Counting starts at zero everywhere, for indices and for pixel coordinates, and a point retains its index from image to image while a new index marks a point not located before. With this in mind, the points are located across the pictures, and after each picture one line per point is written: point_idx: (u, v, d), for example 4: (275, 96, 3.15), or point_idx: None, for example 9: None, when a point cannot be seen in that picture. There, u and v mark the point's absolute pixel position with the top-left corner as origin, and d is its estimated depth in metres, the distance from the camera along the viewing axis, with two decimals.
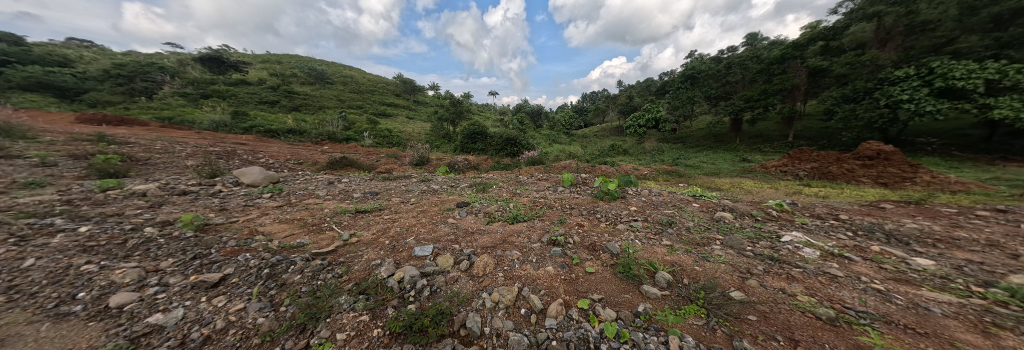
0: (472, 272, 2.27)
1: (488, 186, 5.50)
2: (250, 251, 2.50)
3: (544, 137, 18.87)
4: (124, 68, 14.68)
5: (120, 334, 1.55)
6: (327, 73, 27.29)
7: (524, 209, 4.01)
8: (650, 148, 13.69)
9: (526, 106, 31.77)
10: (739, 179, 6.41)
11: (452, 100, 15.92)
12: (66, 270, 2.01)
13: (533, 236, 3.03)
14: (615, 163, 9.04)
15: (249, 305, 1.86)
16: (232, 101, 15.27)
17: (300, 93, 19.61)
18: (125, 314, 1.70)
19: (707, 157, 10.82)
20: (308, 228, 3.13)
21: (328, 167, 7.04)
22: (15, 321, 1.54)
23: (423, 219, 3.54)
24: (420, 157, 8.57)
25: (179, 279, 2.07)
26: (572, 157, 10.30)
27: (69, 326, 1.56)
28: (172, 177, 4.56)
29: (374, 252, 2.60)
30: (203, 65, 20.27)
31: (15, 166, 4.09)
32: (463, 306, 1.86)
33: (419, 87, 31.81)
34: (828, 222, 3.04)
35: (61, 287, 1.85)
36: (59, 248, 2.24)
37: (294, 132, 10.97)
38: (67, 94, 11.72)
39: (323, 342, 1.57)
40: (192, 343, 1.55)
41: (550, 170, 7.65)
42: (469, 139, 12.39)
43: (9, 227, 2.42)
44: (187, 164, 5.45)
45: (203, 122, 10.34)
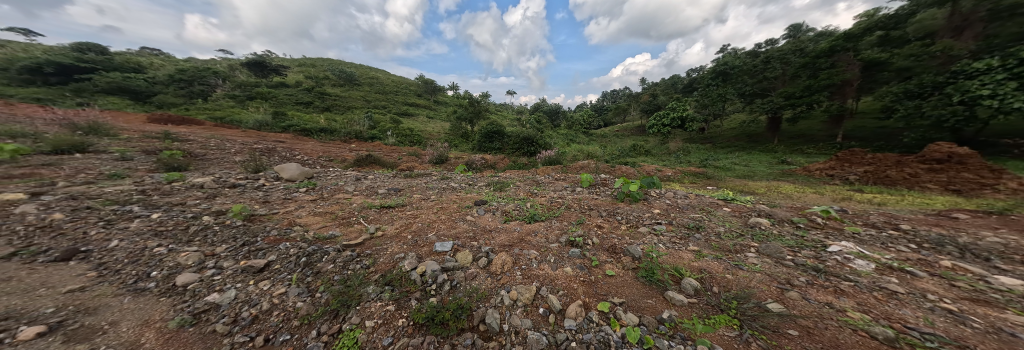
0: (491, 269, 2.30)
1: (506, 185, 5.54)
2: (290, 241, 2.72)
3: (562, 136, 18.65)
4: (185, 73, 16.49)
5: (184, 310, 1.78)
6: (355, 75, 28.81)
7: (542, 208, 4.00)
8: (674, 149, 13.04)
9: (544, 105, 31.54)
10: (776, 183, 5.94)
11: (471, 100, 16.19)
12: (143, 250, 2.32)
13: (551, 236, 3.01)
14: (637, 164, 8.71)
15: (289, 289, 2.03)
16: (272, 102, 16.61)
17: (330, 94, 20.87)
18: (188, 292, 1.93)
19: (739, 158, 10.11)
20: (339, 220, 3.34)
21: (355, 164, 7.45)
22: (104, 293, 1.82)
23: (442, 216, 3.65)
24: (440, 156, 8.81)
25: (231, 263, 2.31)
26: (591, 157, 10.07)
27: (145, 301, 1.81)
28: (223, 171, 5.06)
29: (398, 246, 2.72)
30: (248, 69, 22.24)
31: (101, 159, 4.76)
32: (482, 301, 1.90)
33: (440, 87, 32.64)
34: (885, 232, 2.73)
35: (139, 266, 2.14)
36: (138, 231, 2.59)
37: (325, 131, 11.72)
38: (140, 97, 13.38)
39: (354, 328, 1.68)
40: (243, 322, 1.72)
41: (568, 170, 7.54)
42: (487, 138, 12.52)
43: (99, 213, 2.83)
44: (235, 160, 6.01)
45: (248, 122, 11.36)
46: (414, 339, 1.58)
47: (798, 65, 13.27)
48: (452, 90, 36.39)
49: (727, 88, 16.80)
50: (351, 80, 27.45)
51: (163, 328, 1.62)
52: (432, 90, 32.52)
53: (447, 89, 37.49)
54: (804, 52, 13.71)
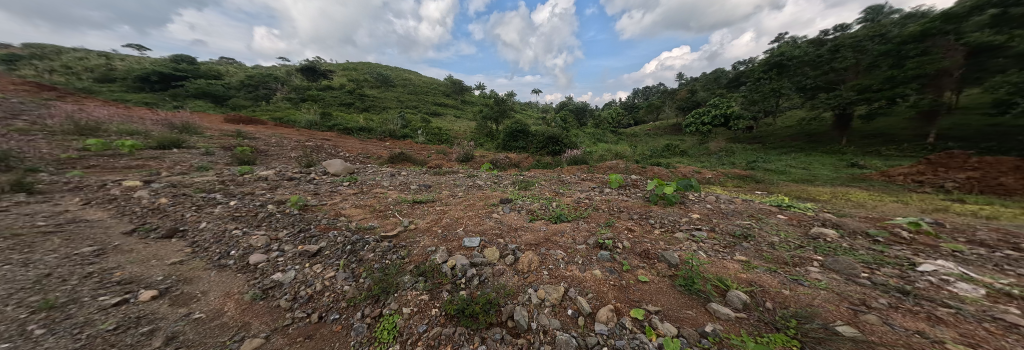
0: (518, 267, 2.32)
1: (530, 184, 5.54)
2: (337, 229, 2.99)
3: (589, 135, 18.15)
4: (253, 79, 18.82)
5: (255, 286, 2.07)
6: (391, 77, 30.65)
7: (568, 209, 3.94)
8: (716, 149, 11.99)
9: (570, 103, 30.87)
10: (841, 189, 5.20)
11: (497, 99, 16.38)
12: (225, 232, 2.73)
13: (579, 237, 2.95)
14: (671, 165, 8.15)
15: (338, 274, 2.23)
16: (321, 104, 18.33)
17: (368, 95, 22.42)
18: (258, 271, 2.24)
19: (796, 161, 8.98)
20: (377, 213, 3.59)
21: (389, 161, 7.95)
22: (197, 267, 2.21)
23: (470, 212, 3.75)
24: (466, 154, 9.05)
25: (291, 247, 2.60)
26: (619, 157, 9.65)
27: (226, 275, 2.16)
28: (282, 165, 5.73)
29: (429, 239, 2.85)
30: (300, 74, 24.76)
31: (191, 154, 5.62)
32: (510, 298, 1.92)
33: (467, 87, 33.47)
34: (1000, 253, 2.24)
35: (222, 245, 2.53)
36: (219, 215, 3.05)
37: (364, 130, 12.65)
38: (218, 100, 15.57)
39: (392, 314, 1.81)
40: (301, 301, 1.94)
41: (595, 170, 7.30)
42: (512, 137, 12.55)
43: (192, 199, 3.36)
44: (291, 155, 6.75)
45: (300, 121, 12.68)
46: (446, 329, 1.65)
47: (876, 54, 11.40)
48: (478, 89, 36.94)
49: (781, 82, 15.02)
50: (386, 82, 29.23)
51: (240, 300, 1.91)
52: (460, 90, 33.44)
53: (474, 89, 38.26)
54: (886, 37, 11.71)
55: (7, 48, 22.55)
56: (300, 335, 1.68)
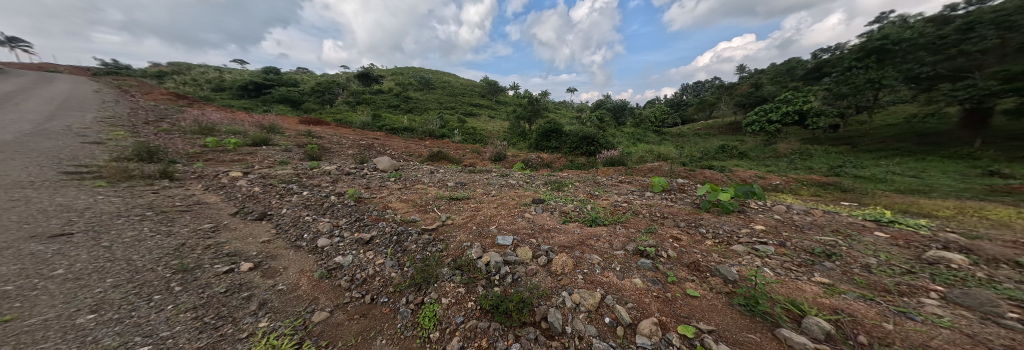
0: (552, 269, 2.29)
1: (564, 184, 5.42)
2: (385, 220, 3.26)
3: (628, 135, 17.12)
4: (320, 85, 21.60)
5: (321, 266, 2.39)
6: (432, 80, 32.57)
7: (604, 212, 3.76)
8: (784, 151, 10.37)
9: (608, 101, 29.47)
10: (969, 204, 4.08)
11: (531, 99, 16.36)
12: (299, 217, 3.21)
13: (617, 243, 2.80)
14: (727, 169, 7.23)
15: (386, 261, 2.44)
16: (372, 106, 20.28)
17: (412, 98, 24.12)
18: (323, 252, 2.58)
19: (899, 167, 7.29)
20: (418, 207, 3.85)
21: (429, 159, 8.46)
22: (280, 246, 2.65)
23: (503, 211, 3.81)
24: (499, 154, 9.22)
25: (349, 233, 2.93)
26: (662, 159, 8.93)
27: (300, 254, 2.54)
28: (342, 161, 6.47)
29: (465, 235, 2.97)
30: (356, 80, 27.67)
31: (274, 150, 6.67)
32: (544, 299, 1.90)
33: (501, 87, 34.02)
34: None
35: (297, 228, 2.98)
36: (295, 203, 3.58)
37: (408, 130, 13.67)
38: (294, 104, 18.24)
39: (433, 302, 1.92)
40: (356, 282, 2.18)
41: (634, 173, 6.84)
42: (545, 137, 12.41)
43: (277, 188, 4.01)
44: (348, 153, 7.60)
45: (355, 122, 14.21)
46: (482, 322, 1.69)
47: None
48: (512, 89, 37.18)
49: (880, 71, 12.32)
50: (427, 85, 31.13)
51: (311, 277, 2.23)
52: (495, 91, 34.13)
53: (508, 89, 38.68)
54: None
55: (156, 66, 29.31)
56: (356, 313, 1.88)
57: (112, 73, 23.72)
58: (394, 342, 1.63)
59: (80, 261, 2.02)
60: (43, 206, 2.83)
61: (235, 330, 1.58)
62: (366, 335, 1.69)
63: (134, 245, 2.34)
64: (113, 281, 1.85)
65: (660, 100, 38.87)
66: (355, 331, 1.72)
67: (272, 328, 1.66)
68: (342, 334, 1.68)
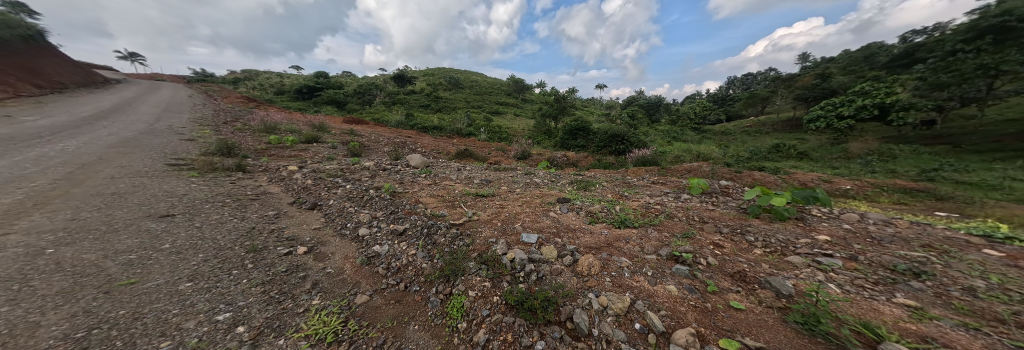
0: (577, 269, 2.25)
1: (591, 184, 5.26)
2: (417, 214, 3.44)
3: (662, 133, 16.07)
4: (360, 87, 23.39)
5: (361, 253, 2.61)
6: (460, 80, 33.48)
7: (635, 214, 3.58)
8: (855, 152, 8.95)
9: (640, 97, 27.87)
10: None
11: (557, 97, 16.08)
12: (343, 208, 3.52)
13: (648, 246, 2.66)
14: (780, 170, 6.44)
15: (417, 252, 2.57)
16: (405, 105, 21.45)
17: (441, 97, 25.04)
18: (363, 241, 2.81)
19: (1020, 172, 5.89)
20: (446, 203, 4.00)
21: (456, 156, 8.74)
22: (328, 233, 2.94)
23: (527, 209, 3.82)
24: (524, 152, 9.21)
25: (385, 224, 3.14)
26: (701, 158, 8.24)
27: (344, 242, 2.79)
28: (378, 158, 6.96)
29: (491, 231, 3.03)
30: (392, 81, 29.45)
31: (323, 147, 7.40)
32: (569, 299, 1.87)
33: (528, 85, 33.86)
34: None
35: (341, 218, 3.28)
36: (341, 195, 3.94)
37: (437, 128, 14.24)
38: (338, 105, 20.00)
39: (460, 294, 1.99)
40: (391, 271, 2.34)
41: (668, 173, 6.40)
42: (571, 135, 12.13)
43: (325, 181, 4.45)
44: (384, 150, 8.14)
45: (390, 121, 15.17)
46: (507, 317, 1.72)
47: None
48: (539, 87, 36.77)
49: None
50: (456, 85, 32.07)
51: (354, 263, 2.44)
52: (521, 89, 34.14)
53: (534, 87, 38.38)
54: None
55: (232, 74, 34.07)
56: (391, 299, 2.02)
57: (199, 80, 28.05)
58: (425, 329, 1.73)
59: (180, 238, 2.46)
60: (154, 191, 3.46)
61: (294, 305, 1.81)
62: (401, 319, 1.81)
63: (219, 226, 2.79)
64: (204, 256, 2.23)
65: (700, 95, 35.74)
66: (391, 315, 1.85)
67: (323, 305, 1.86)
68: (379, 316, 1.82)
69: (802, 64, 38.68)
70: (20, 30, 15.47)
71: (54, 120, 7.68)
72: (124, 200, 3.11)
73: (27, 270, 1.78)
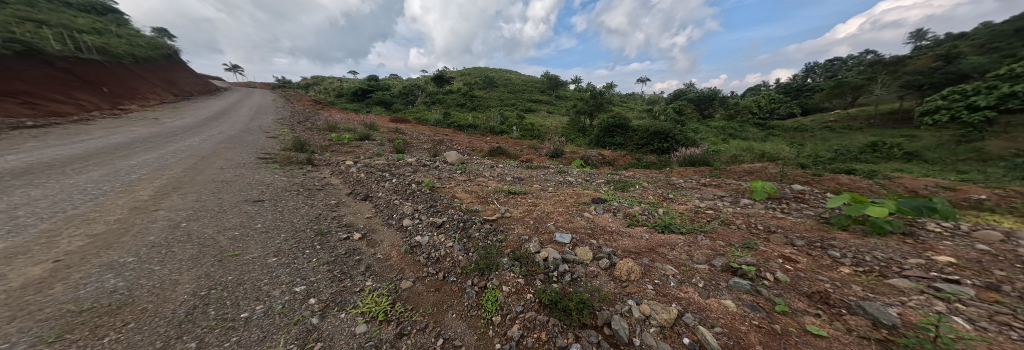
0: (615, 274, 2.15)
1: (629, 184, 4.95)
2: (453, 208, 3.59)
3: (714, 130, 14.43)
4: (404, 88, 25.23)
5: (405, 242, 2.82)
6: (495, 79, 34.02)
7: (682, 219, 3.28)
8: (992, 152, 6.96)
9: (688, 90, 25.33)
10: None
11: (594, 93, 15.43)
12: (389, 200, 3.84)
13: (698, 255, 2.42)
14: (877, 174, 5.28)
15: (453, 245, 2.69)
16: (443, 104, 22.54)
17: (477, 96, 25.70)
18: (407, 232, 3.03)
19: None
20: (480, 199, 4.10)
21: (490, 154, 8.91)
22: (377, 222, 3.23)
23: (560, 208, 3.74)
24: (557, 150, 9.04)
25: (425, 217, 3.34)
26: (764, 159, 7.20)
27: (390, 231, 3.04)
28: (419, 154, 7.44)
29: (524, 228, 3.03)
30: (432, 82, 31.11)
31: (372, 144, 8.18)
32: (606, 304, 1.79)
33: (563, 82, 33.05)
34: None
35: (387, 210, 3.57)
36: (387, 188, 4.30)
37: (472, 127, 14.70)
38: (385, 105, 21.81)
39: (494, 289, 2.03)
40: (430, 260, 2.49)
41: (722, 175, 5.71)
42: (607, 132, 11.56)
43: (374, 175, 4.89)
44: (423, 147, 8.67)
45: (429, 120, 16.11)
46: (541, 316, 1.71)
47: None
48: (574, 83, 35.58)
49: None
50: (491, 83, 32.65)
51: (399, 251, 2.66)
52: (555, 86, 33.44)
53: (569, 83, 37.27)
54: None
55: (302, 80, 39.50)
56: (431, 286, 2.15)
57: (279, 86, 33.08)
58: (462, 318, 1.80)
59: (268, 219, 2.95)
60: (249, 180, 4.20)
61: (351, 284, 2.04)
62: (440, 307, 1.92)
63: (295, 211, 3.27)
64: (285, 236, 2.64)
65: (765, 86, 31.03)
66: (431, 302, 1.97)
67: (374, 287, 2.06)
68: (421, 302, 1.95)
69: (914, 44, 31.00)
70: (162, 51, 19.96)
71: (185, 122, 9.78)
72: (228, 186, 3.82)
73: (171, 239, 2.31)
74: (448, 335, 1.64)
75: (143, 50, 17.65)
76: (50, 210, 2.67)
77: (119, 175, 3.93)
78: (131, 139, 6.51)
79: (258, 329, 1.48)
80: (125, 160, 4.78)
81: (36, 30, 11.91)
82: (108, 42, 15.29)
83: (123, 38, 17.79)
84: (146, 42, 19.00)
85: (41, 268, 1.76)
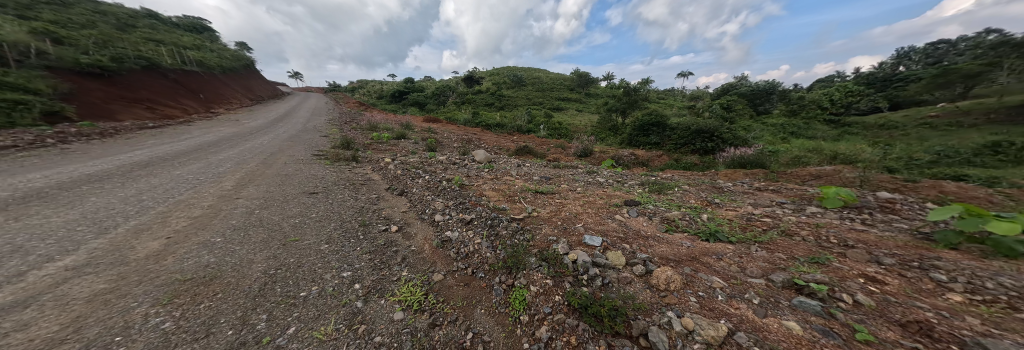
0: (652, 282, 2.01)
1: (666, 186, 4.60)
2: (481, 205, 3.65)
3: (769, 128, 12.83)
4: (437, 89, 26.37)
5: (436, 237, 2.94)
6: (524, 78, 34.00)
7: (731, 226, 2.96)
8: None
9: (737, 84, 22.84)
10: None
11: (627, 89, 14.65)
12: (422, 196, 4.05)
13: (751, 268, 2.16)
14: (1002, 182, 4.20)
15: (481, 242, 2.74)
16: (472, 104, 23.14)
17: (505, 96, 25.93)
18: (437, 227, 3.16)
19: None
20: (507, 197, 4.13)
21: (518, 153, 8.91)
22: (411, 217, 3.42)
23: (590, 209, 3.61)
24: (586, 150, 8.75)
25: (455, 213, 3.45)
26: (835, 162, 6.18)
27: (422, 226, 3.19)
28: (449, 153, 7.71)
29: (551, 228, 2.98)
30: (462, 82, 32.07)
31: (407, 142, 8.68)
32: (642, 314, 1.68)
33: (593, 79, 31.94)
34: None
35: (419, 205, 3.76)
36: (420, 184, 4.53)
37: (500, 126, 14.88)
38: (420, 106, 23.02)
39: (522, 288, 2.02)
40: (460, 256, 2.56)
41: (780, 178, 5.04)
42: (641, 131, 10.90)
43: (408, 172, 5.18)
44: (453, 146, 8.98)
45: (459, 120, 16.65)
46: (570, 320, 1.65)
47: None
48: (606, 80, 34.13)
49: None
50: (520, 83, 32.69)
51: (431, 244, 2.78)
52: (586, 83, 32.42)
53: (601, 80, 35.81)
54: None
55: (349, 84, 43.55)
56: (461, 281, 2.21)
57: (330, 90, 36.82)
58: (491, 314, 1.83)
59: (321, 209, 3.29)
60: (306, 174, 4.71)
61: (389, 273, 2.18)
62: (469, 302, 1.96)
63: (342, 203, 3.60)
64: (335, 225, 2.92)
65: (838, 77, 26.64)
66: (461, 295, 2.02)
67: (409, 277, 2.17)
68: (451, 295, 2.01)
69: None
70: (243, 62, 23.46)
71: (259, 122, 11.38)
72: (289, 179, 4.33)
73: (249, 223, 2.70)
74: (478, 330, 1.66)
75: (229, 61, 20.90)
76: (166, 195, 3.30)
77: (212, 168, 4.69)
78: (218, 138, 7.69)
79: (314, 307, 1.66)
80: (214, 155, 5.68)
81: (155, 48, 14.72)
82: (204, 56, 18.38)
83: (214, 51, 21.22)
84: (231, 55, 22.44)
85: (158, 243, 2.17)
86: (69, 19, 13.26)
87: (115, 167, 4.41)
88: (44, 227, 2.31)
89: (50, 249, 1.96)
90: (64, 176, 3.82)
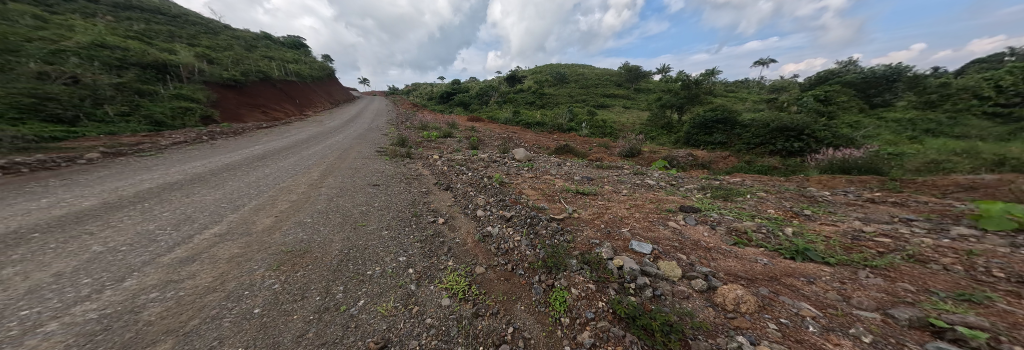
0: (716, 300, 1.77)
1: (733, 193, 3.99)
2: (521, 204, 3.67)
3: (883, 124, 10.12)
4: (481, 90, 27.35)
5: (477, 232, 3.05)
6: (567, 75, 33.03)
7: (826, 245, 2.42)
8: None
9: (839, 70, 18.44)
10: None
11: (685, 82, 13.11)
12: (465, 192, 4.25)
13: (857, 298, 1.73)
14: None
15: (521, 240, 2.75)
16: (514, 103, 23.42)
17: (547, 94, 25.57)
18: (478, 222, 3.27)
19: None
20: (547, 197, 4.06)
21: (559, 152, 8.70)
22: (455, 211, 3.61)
23: (638, 213, 3.34)
24: (634, 149, 8.13)
25: (494, 209, 3.53)
26: (999, 169, 4.56)
27: (465, 220, 3.34)
28: (491, 151, 7.94)
29: (594, 231, 2.84)
30: (505, 82, 32.62)
31: (453, 140, 9.22)
32: (704, 334, 1.48)
33: (645, 73, 29.34)
34: None
35: (461, 200, 3.95)
36: (464, 180, 4.77)
37: (541, 125, 14.74)
38: (464, 107, 24.13)
39: (563, 289, 1.97)
40: (500, 251, 2.61)
41: (903, 190, 3.93)
42: (702, 129, 9.67)
43: (454, 169, 5.49)
44: (494, 144, 9.22)
45: (501, 119, 17.03)
46: (616, 329, 1.55)
47: None
48: (660, 73, 31.02)
49: None
50: (563, 80, 31.82)
51: (473, 238, 2.90)
52: (636, 78, 29.96)
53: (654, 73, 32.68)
54: None
55: None
56: (501, 275, 2.26)
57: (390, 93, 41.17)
58: (531, 312, 1.82)
59: (382, 199, 3.71)
60: (371, 168, 5.37)
61: (437, 262, 2.34)
62: (509, 296, 1.99)
63: (398, 195, 4.00)
64: (392, 214, 3.26)
65: (1011, 56, 19.37)
66: (502, 290, 2.06)
67: (454, 267, 2.30)
68: (492, 288, 2.07)
69: None
70: (325, 71, 27.74)
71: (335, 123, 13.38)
72: (358, 172, 4.98)
73: (329, 208, 3.19)
74: (518, 325, 1.68)
75: (315, 71, 24.91)
76: (273, 182, 4.11)
77: (303, 161, 5.67)
78: (308, 136, 9.28)
79: (376, 285, 1.87)
80: (303, 150, 6.86)
81: (267, 63, 18.42)
82: (299, 67, 22.28)
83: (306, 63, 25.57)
84: (317, 65, 26.76)
85: (270, 219, 2.72)
86: (216, 44, 17.45)
87: (241, 159, 5.64)
88: (203, 202, 3.09)
89: (206, 218, 2.63)
90: (211, 165, 5.03)
